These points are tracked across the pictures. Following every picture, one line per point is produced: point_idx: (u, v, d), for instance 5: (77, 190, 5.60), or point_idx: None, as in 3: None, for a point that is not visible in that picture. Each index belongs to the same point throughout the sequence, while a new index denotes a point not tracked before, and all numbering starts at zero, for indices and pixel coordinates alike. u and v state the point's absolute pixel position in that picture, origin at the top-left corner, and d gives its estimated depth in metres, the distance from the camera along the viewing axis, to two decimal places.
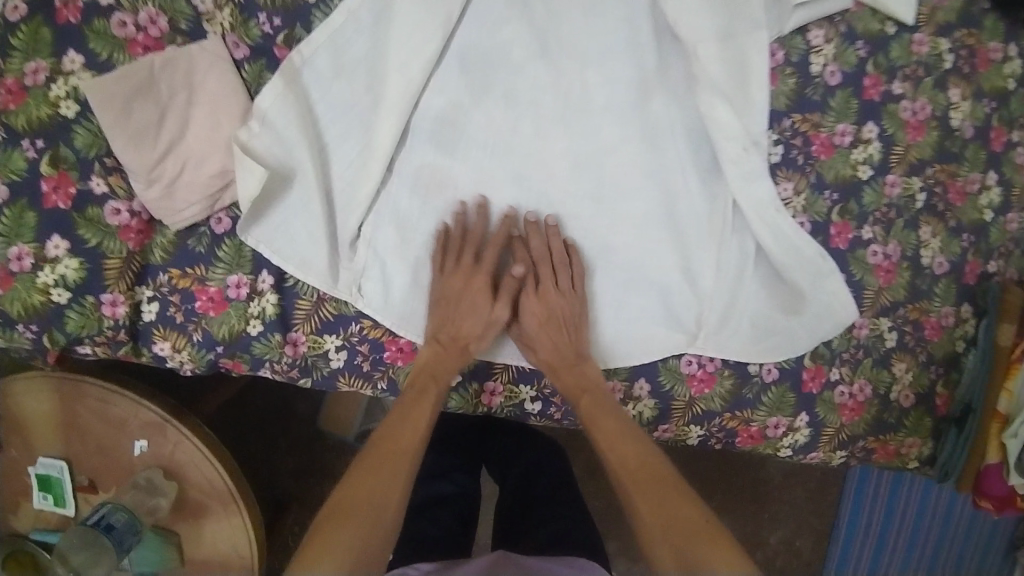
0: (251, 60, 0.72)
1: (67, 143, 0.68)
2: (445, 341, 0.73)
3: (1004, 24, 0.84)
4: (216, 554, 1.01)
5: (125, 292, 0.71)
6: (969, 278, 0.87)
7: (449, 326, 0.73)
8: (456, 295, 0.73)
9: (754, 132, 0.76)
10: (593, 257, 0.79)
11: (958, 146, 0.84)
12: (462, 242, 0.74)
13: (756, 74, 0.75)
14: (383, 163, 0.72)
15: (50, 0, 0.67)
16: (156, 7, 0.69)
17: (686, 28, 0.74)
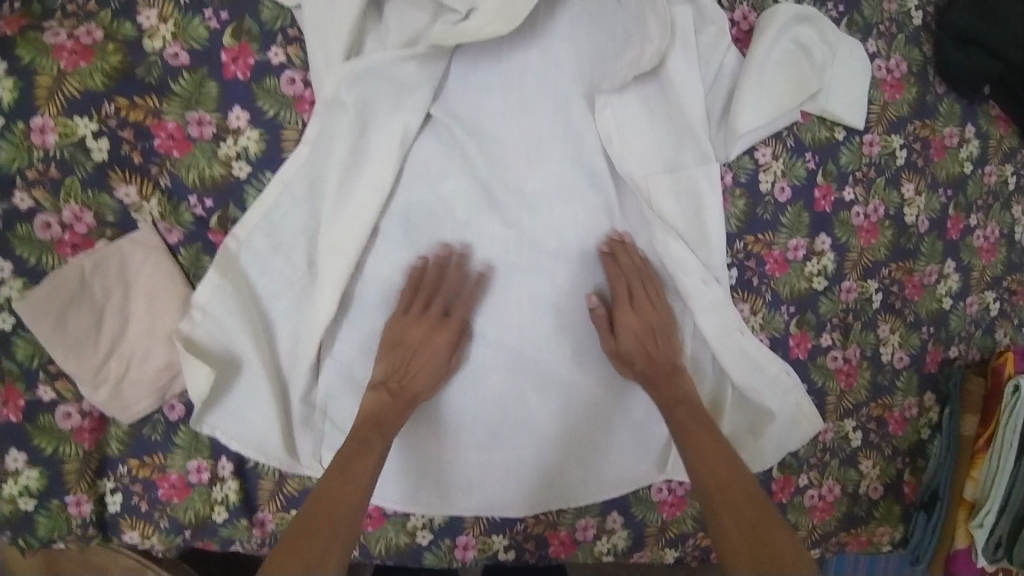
0: (186, 243, 0.68)
1: (8, 356, 0.66)
2: (394, 390, 0.70)
3: (960, 106, 0.88)
4: None
5: (87, 489, 0.71)
6: (930, 367, 0.89)
7: (399, 369, 0.70)
8: (414, 345, 0.70)
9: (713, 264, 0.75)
10: (555, 402, 0.77)
11: (913, 242, 0.86)
12: (433, 289, 0.72)
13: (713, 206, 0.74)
14: (314, 343, 0.69)
15: None
16: (79, 203, 0.65)
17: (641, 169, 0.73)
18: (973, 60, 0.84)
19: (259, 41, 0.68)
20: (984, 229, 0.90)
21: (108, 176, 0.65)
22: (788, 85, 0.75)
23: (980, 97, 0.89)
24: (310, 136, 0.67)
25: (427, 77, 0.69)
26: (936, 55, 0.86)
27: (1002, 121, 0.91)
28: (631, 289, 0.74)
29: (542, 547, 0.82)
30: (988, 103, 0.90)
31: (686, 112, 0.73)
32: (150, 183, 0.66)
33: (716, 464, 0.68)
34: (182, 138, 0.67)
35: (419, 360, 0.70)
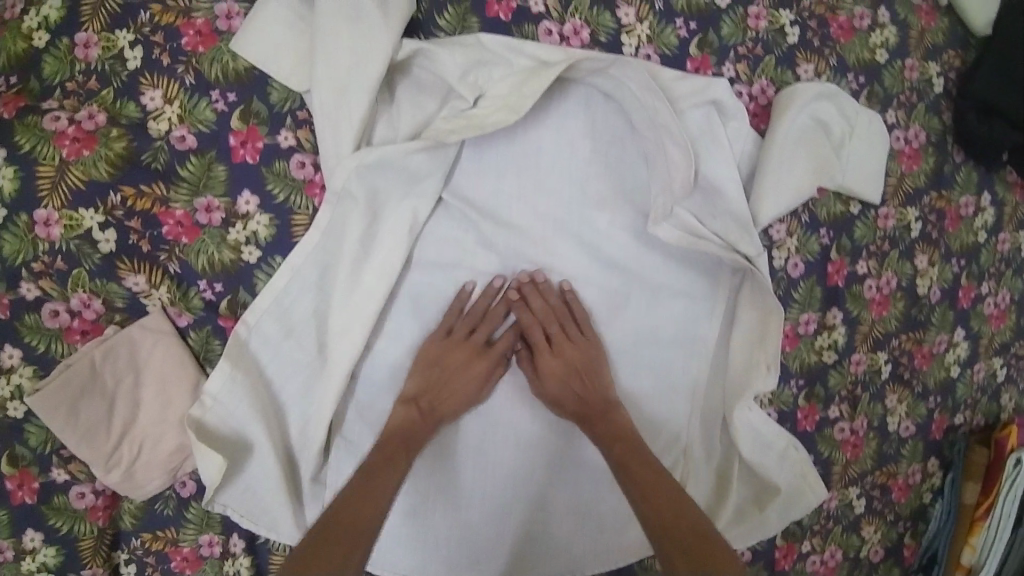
0: (195, 326, 0.68)
1: (22, 442, 0.67)
2: (424, 408, 0.71)
3: (978, 173, 0.87)
4: None
5: (103, 562, 0.72)
6: (936, 433, 0.90)
7: (432, 392, 0.72)
8: (455, 369, 0.71)
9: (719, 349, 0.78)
10: (564, 475, 0.78)
11: (925, 313, 0.85)
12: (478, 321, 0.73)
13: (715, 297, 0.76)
14: (324, 425, 0.70)
15: None
16: (88, 291, 0.65)
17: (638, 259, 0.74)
18: (995, 130, 0.83)
19: (267, 123, 0.66)
20: (995, 296, 0.90)
21: (116, 266, 0.65)
22: (804, 167, 0.74)
23: (998, 164, 0.88)
24: (320, 222, 0.65)
25: (434, 169, 0.69)
26: (956, 125, 0.84)
27: (1019, 187, 0.91)
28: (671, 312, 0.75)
29: None
30: (1006, 169, 0.89)
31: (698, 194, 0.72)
32: (159, 270, 0.66)
33: (658, 483, 0.69)
34: (191, 225, 0.66)
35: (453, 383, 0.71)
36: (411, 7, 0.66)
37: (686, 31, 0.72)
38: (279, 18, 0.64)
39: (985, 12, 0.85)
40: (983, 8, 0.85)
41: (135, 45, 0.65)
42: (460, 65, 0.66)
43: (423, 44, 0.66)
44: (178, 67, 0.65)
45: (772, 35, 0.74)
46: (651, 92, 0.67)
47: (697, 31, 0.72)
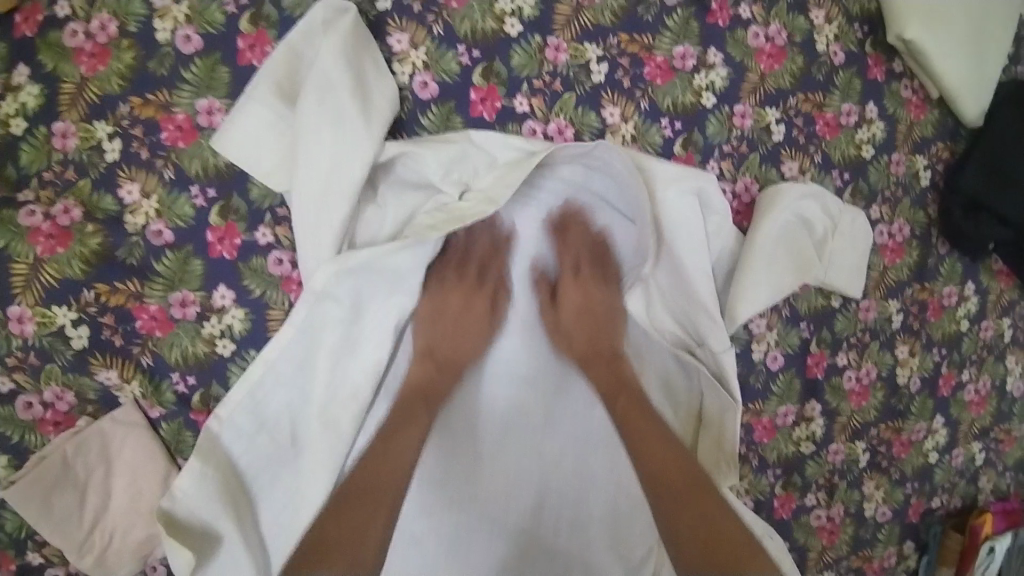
0: (167, 417, 0.68)
1: None
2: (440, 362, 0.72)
3: (962, 264, 0.87)
4: None
5: None
6: (913, 517, 0.90)
7: (440, 343, 0.72)
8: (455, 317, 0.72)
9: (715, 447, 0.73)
10: (538, 559, 0.76)
11: (903, 402, 0.86)
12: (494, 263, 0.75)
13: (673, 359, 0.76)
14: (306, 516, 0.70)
15: None
16: (61, 384, 0.65)
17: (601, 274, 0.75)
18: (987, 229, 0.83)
19: (247, 219, 0.66)
20: (976, 382, 0.91)
21: (88, 361, 0.65)
22: (787, 268, 0.74)
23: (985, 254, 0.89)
24: (296, 316, 0.65)
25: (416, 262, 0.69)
26: (941, 218, 0.85)
27: (1004, 275, 0.91)
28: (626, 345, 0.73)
29: None
30: (992, 258, 0.90)
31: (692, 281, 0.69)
32: (132, 363, 0.66)
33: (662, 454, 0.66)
34: (165, 318, 0.66)
35: (456, 308, 0.72)
36: (395, 110, 0.66)
37: (669, 131, 0.72)
38: (257, 118, 0.63)
39: (980, 102, 0.82)
40: (980, 98, 0.82)
41: (115, 137, 0.65)
42: (442, 164, 0.66)
43: (405, 146, 0.65)
44: (156, 161, 0.65)
45: (757, 132, 0.75)
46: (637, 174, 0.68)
47: (682, 130, 0.72)
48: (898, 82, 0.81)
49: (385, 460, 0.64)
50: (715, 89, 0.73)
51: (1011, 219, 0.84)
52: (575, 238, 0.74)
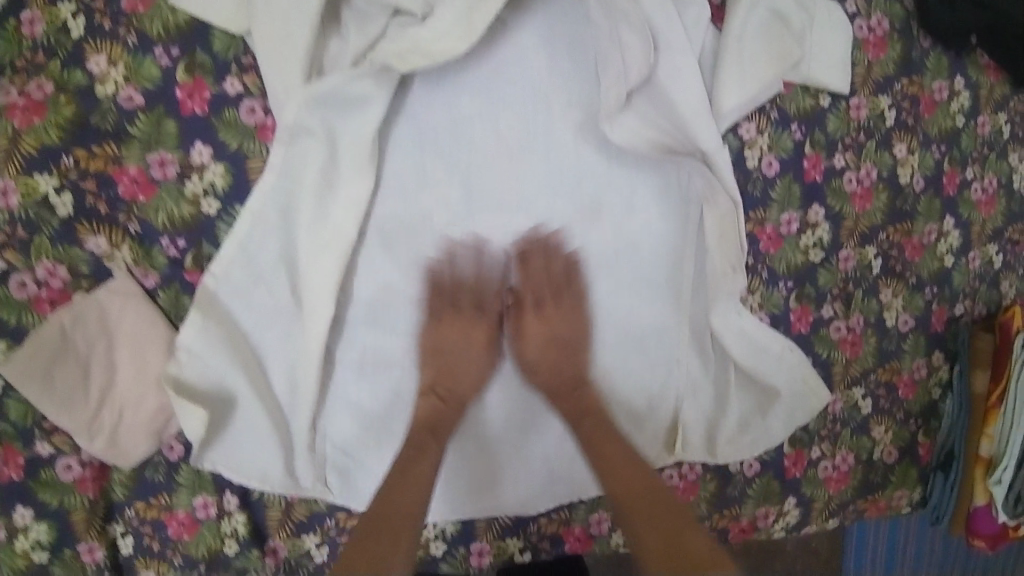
0: (163, 284, 0.68)
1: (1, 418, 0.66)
2: (448, 158, 0.69)
3: (949, 59, 0.84)
4: None
5: (98, 536, 0.71)
6: (937, 326, 0.87)
7: (441, 145, 0.69)
8: (457, 129, 0.69)
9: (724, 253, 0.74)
10: (553, 395, 0.76)
11: (908, 203, 0.83)
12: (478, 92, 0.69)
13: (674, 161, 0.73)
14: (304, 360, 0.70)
15: None
16: (52, 259, 0.65)
17: (566, 100, 0.70)
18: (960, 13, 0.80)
19: (213, 72, 0.66)
20: (981, 181, 0.88)
21: (75, 229, 0.65)
22: (765, 58, 0.72)
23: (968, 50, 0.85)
24: (274, 163, 0.65)
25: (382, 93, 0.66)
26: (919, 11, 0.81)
27: (992, 71, 0.87)
28: (550, 285, 0.73)
29: (558, 544, 0.80)
30: (977, 53, 0.86)
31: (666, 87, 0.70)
32: (119, 230, 0.66)
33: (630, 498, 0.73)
34: (146, 180, 0.66)
35: (451, 133, 0.69)
36: None
37: None
38: None
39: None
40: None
41: (77, 15, 0.64)
42: None
43: None
44: (118, 28, 0.64)
45: None
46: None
47: None
48: None
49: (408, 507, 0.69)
50: None
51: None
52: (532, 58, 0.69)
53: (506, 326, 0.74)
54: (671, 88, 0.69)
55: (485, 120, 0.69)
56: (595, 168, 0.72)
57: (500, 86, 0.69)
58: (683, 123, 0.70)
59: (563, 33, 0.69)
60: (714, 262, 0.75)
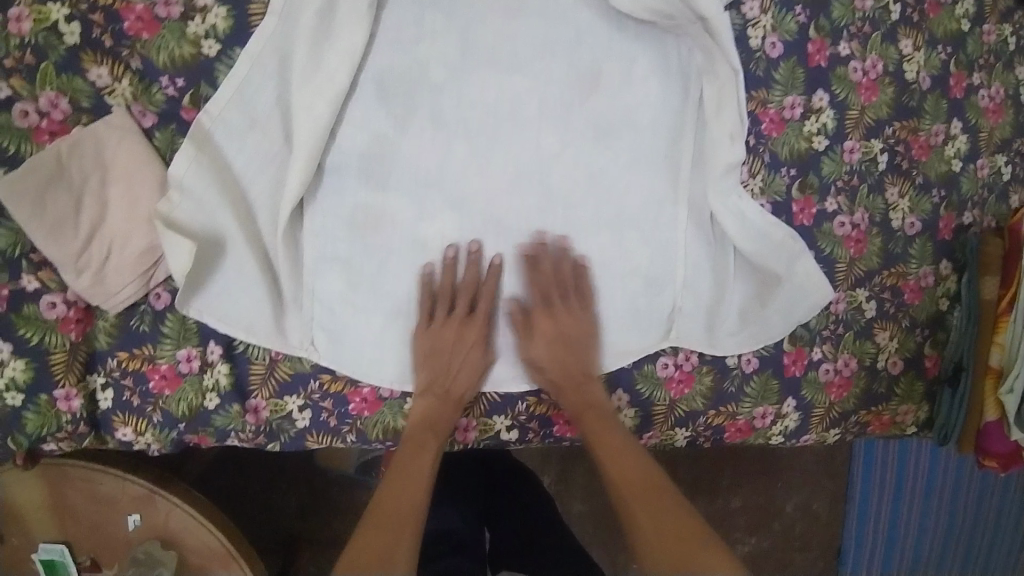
0: (161, 126, 0.66)
1: None
2: (446, 12, 0.69)
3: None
4: (194, 558, 0.98)
5: (77, 384, 0.68)
6: (945, 234, 0.83)
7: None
8: None
9: (727, 123, 0.73)
10: (549, 269, 0.75)
11: (916, 100, 0.80)
12: None
13: (678, 29, 0.72)
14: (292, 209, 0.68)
15: None
16: (55, 89, 0.64)
17: None
18: None
19: None
20: (989, 88, 0.84)
21: (80, 58, 0.64)
22: None
23: None
24: (276, 6, 0.64)
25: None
26: None
27: None
28: (559, 286, 0.74)
29: (547, 427, 0.78)
30: None
31: None
32: (122, 64, 0.65)
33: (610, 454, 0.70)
34: (151, 20, 0.64)
35: None
36: None
37: None
38: None
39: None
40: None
41: None
42: None
43: None
44: None
45: None
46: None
47: None
48: None
49: (387, 507, 0.66)
50: None
51: None
52: None
53: (502, 189, 0.72)
54: None
55: None
56: (597, 34, 0.72)
57: None
58: None
59: None
60: (713, 131, 0.74)
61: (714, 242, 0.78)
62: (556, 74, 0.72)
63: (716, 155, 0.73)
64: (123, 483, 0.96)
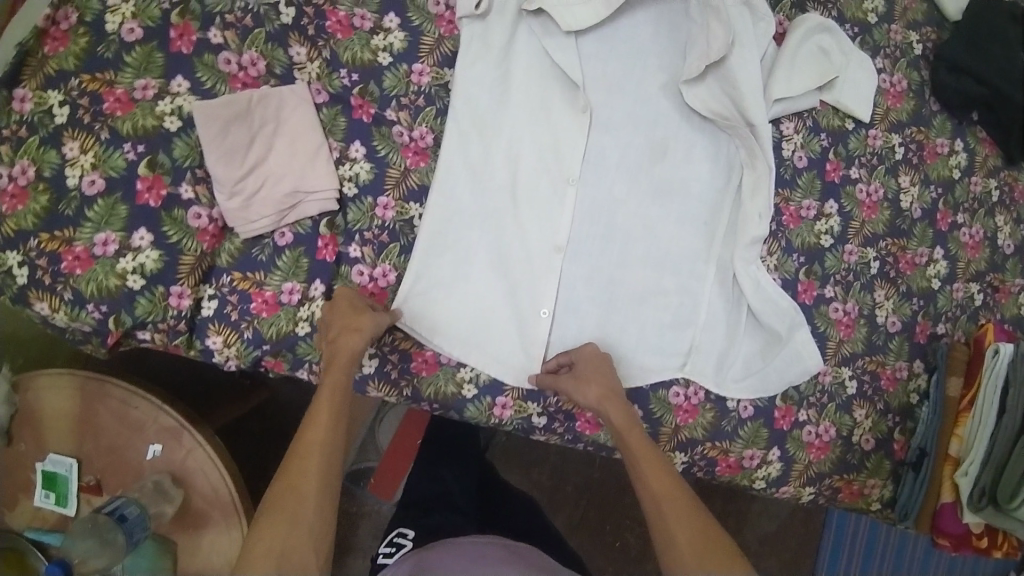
0: (329, 105, 0.85)
1: (165, 151, 0.78)
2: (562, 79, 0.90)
3: (951, 123, 1.05)
4: (199, 499, 1.02)
5: (192, 286, 0.80)
6: (920, 337, 1.01)
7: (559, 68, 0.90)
8: None
9: (760, 207, 0.91)
10: (600, 290, 0.91)
11: (907, 224, 1.01)
12: (591, 37, 0.92)
13: (735, 129, 0.92)
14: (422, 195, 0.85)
15: (166, 31, 0.79)
16: (258, 51, 0.82)
17: (658, 65, 0.93)
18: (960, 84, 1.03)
19: None
20: (970, 227, 1.05)
21: (288, 36, 0.83)
22: (811, 74, 0.94)
23: (969, 120, 1.06)
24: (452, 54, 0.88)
25: (521, 23, 0.89)
26: (932, 80, 1.04)
27: (987, 143, 1.07)
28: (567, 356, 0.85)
29: (570, 422, 0.88)
30: (976, 127, 1.07)
31: (734, 73, 0.90)
32: (316, 51, 0.84)
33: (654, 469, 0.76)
34: (347, 25, 0.85)
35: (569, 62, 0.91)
36: None
37: None
38: None
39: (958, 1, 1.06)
40: None
41: None
42: None
43: None
44: None
45: None
46: None
47: None
48: None
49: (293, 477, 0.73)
50: None
51: (982, 75, 1.02)
52: (639, 31, 0.93)
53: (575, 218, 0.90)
54: (742, 74, 0.90)
55: (597, 64, 0.91)
56: (670, 121, 0.93)
57: (612, 43, 0.92)
58: (740, 100, 0.90)
59: (666, 17, 0.93)
60: (747, 210, 0.91)
61: (732, 299, 0.94)
62: (635, 143, 0.92)
63: (747, 229, 0.91)
64: (157, 412, 1.03)
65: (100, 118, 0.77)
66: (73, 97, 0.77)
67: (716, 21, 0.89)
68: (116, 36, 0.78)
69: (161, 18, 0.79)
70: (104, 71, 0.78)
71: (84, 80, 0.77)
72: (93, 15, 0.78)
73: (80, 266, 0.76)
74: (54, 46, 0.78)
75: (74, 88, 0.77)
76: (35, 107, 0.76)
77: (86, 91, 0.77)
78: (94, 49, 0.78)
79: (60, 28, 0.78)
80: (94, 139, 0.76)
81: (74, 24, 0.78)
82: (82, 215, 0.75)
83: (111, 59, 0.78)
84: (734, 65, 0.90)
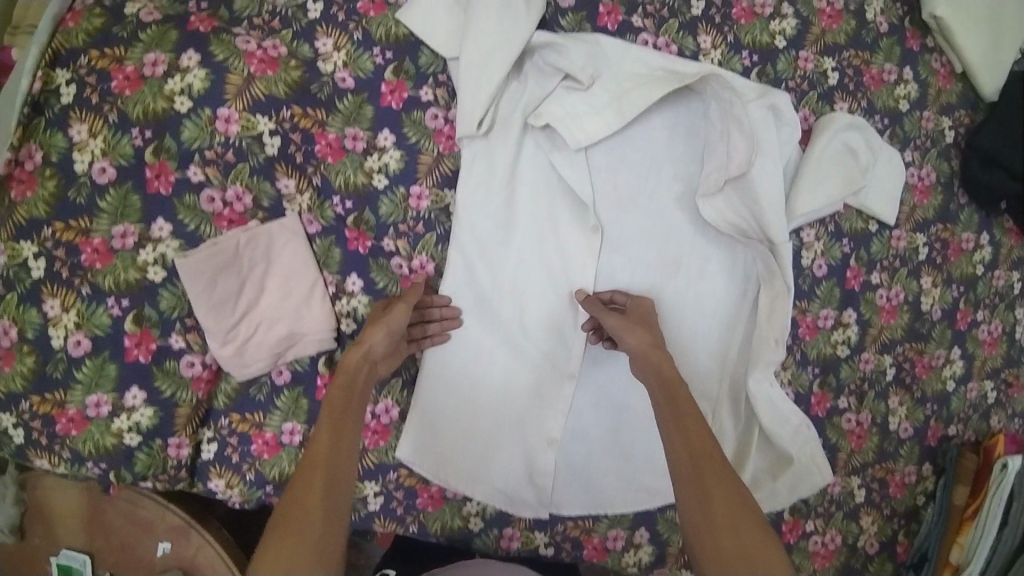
0: (322, 235, 0.80)
1: (152, 304, 0.74)
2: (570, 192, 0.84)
3: (979, 216, 0.99)
4: None
5: (190, 435, 0.78)
6: (931, 440, 0.99)
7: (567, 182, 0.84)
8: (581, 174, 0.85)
9: (776, 330, 0.86)
10: (608, 415, 0.88)
11: (926, 327, 0.97)
12: (602, 145, 0.85)
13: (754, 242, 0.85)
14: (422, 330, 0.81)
15: (142, 171, 0.73)
16: (243, 185, 0.76)
17: (674, 174, 0.86)
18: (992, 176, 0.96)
19: (413, 80, 0.80)
20: (989, 324, 1.01)
21: (274, 168, 0.77)
22: (837, 182, 0.88)
23: (997, 211, 1.00)
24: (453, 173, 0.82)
25: (527, 137, 0.83)
26: (962, 171, 0.98)
27: (1014, 234, 1.02)
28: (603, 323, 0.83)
29: (577, 549, 0.89)
30: (1004, 217, 1.01)
31: (756, 185, 0.83)
32: (306, 180, 0.78)
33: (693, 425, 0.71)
34: (338, 148, 0.79)
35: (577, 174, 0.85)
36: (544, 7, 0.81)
37: (747, 62, 0.89)
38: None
39: (997, 82, 0.97)
40: (996, 78, 0.96)
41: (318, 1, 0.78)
42: (581, 58, 0.80)
43: (552, 39, 0.80)
44: (350, 24, 0.79)
45: (815, 75, 0.91)
46: (729, 89, 0.81)
47: (757, 63, 0.89)
48: (929, 55, 0.96)
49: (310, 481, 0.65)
50: (785, 35, 0.90)
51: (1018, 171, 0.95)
52: (654, 137, 0.86)
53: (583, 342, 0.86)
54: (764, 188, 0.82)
55: (607, 175, 0.85)
56: (684, 233, 0.87)
57: (625, 151, 0.85)
58: (761, 215, 0.83)
59: (683, 119, 0.86)
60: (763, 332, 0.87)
61: (743, 417, 0.91)
62: (647, 259, 0.87)
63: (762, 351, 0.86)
64: (164, 512, 1.03)
65: (79, 272, 0.72)
66: (49, 248, 0.72)
67: (738, 130, 0.82)
68: (87, 177, 0.72)
69: (135, 156, 0.73)
70: (78, 218, 0.72)
71: (58, 229, 0.72)
72: (60, 154, 0.72)
73: (75, 428, 0.74)
74: (20, 190, 0.72)
75: (49, 238, 0.72)
76: (8, 261, 0.72)
77: (61, 241, 0.72)
78: (65, 195, 0.72)
79: (26, 170, 0.72)
80: (75, 295, 0.72)
81: (40, 165, 0.72)
82: (72, 376, 0.73)
83: (85, 204, 0.72)
84: (757, 177, 0.83)
